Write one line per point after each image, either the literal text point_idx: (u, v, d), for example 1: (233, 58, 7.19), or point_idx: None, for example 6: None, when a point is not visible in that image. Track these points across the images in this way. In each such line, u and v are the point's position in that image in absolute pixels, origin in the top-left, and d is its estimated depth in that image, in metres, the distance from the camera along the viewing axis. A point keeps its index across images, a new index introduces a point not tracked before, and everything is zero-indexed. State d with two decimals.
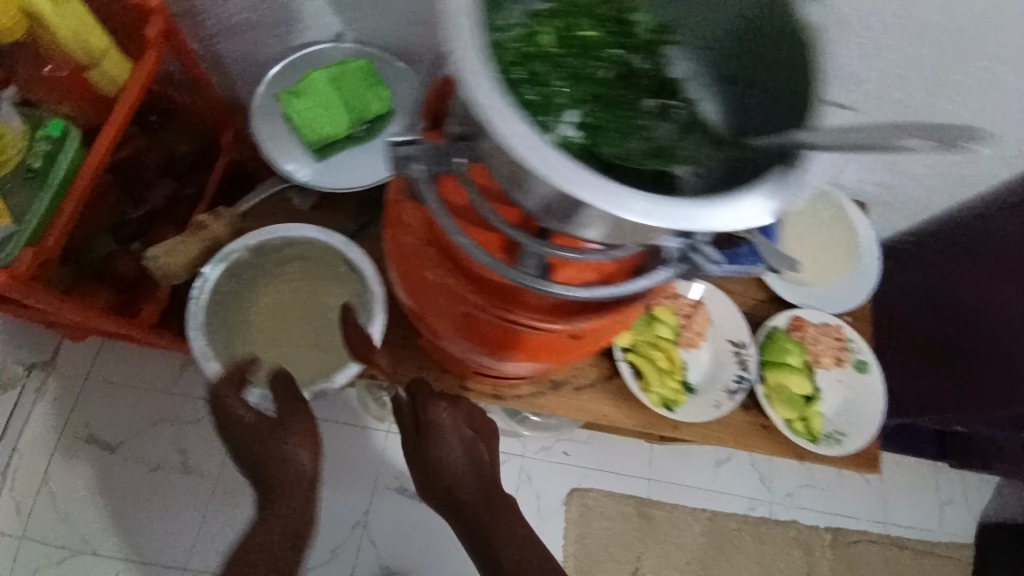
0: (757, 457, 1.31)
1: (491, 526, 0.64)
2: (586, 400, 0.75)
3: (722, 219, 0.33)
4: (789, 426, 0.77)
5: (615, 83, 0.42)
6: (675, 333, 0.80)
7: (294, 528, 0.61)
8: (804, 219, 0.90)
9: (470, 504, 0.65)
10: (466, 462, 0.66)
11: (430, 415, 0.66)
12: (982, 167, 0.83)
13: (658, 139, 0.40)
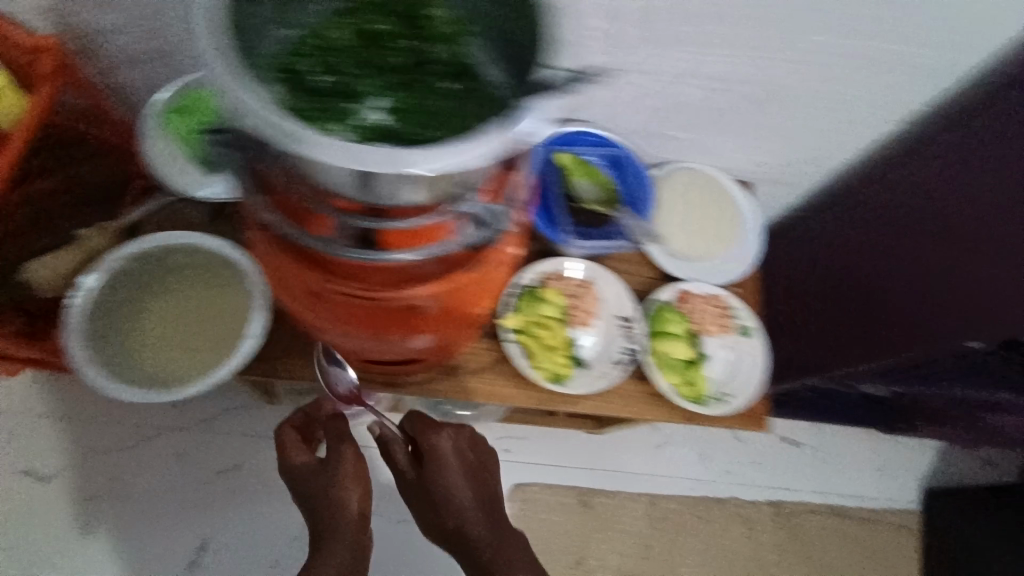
0: (696, 440, 1.36)
1: (494, 548, 0.73)
2: (479, 383, 0.79)
3: (461, 158, 0.38)
4: (677, 391, 0.81)
5: (405, 66, 0.46)
6: (564, 313, 0.82)
7: (348, 544, 0.73)
8: (690, 198, 0.95)
9: (472, 530, 0.74)
10: (467, 488, 0.76)
11: (431, 447, 0.77)
12: (840, 138, 0.90)
13: (437, 109, 0.44)
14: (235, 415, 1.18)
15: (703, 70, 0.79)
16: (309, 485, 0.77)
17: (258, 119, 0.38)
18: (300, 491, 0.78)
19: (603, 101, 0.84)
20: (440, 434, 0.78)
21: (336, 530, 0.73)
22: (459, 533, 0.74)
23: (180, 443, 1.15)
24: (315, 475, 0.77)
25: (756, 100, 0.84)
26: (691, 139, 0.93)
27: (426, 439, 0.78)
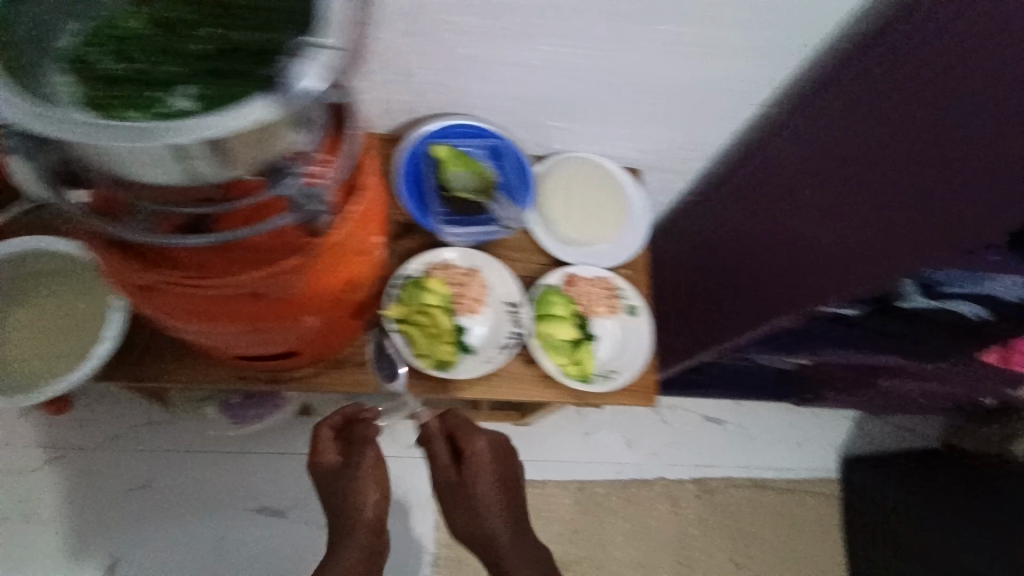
0: (621, 424, 1.40)
1: (504, 543, 0.88)
2: (365, 374, 0.81)
3: (223, 122, 0.40)
4: (563, 371, 0.85)
5: (198, 52, 0.47)
6: (449, 301, 0.83)
7: (366, 535, 0.89)
8: (578, 182, 0.97)
9: (490, 527, 0.88)
10: (492, 491, 0.88)
11: (474, 450, 0.88)
12: (707, 124, 0.95)
13: (215, 90, 0.45)
14: (162, 429, 1.19)
15: (562, 61, 0.81)
16: (343, 483, 0.89)
17: (19, 108, 0.41)
18: (330, 488, 0.90)
19: (478, 96, 0.87)
20: (478, 440, 0.88)
21: (356, 525, 0.89)
22: (477, 528, 0.89)
23: (108, 460, 1.15)
24: (339, 474, 0.89)
25: (622, 90, 0.88)
26: (572, 129, 0.96)
27: (467, 442, 0.88)
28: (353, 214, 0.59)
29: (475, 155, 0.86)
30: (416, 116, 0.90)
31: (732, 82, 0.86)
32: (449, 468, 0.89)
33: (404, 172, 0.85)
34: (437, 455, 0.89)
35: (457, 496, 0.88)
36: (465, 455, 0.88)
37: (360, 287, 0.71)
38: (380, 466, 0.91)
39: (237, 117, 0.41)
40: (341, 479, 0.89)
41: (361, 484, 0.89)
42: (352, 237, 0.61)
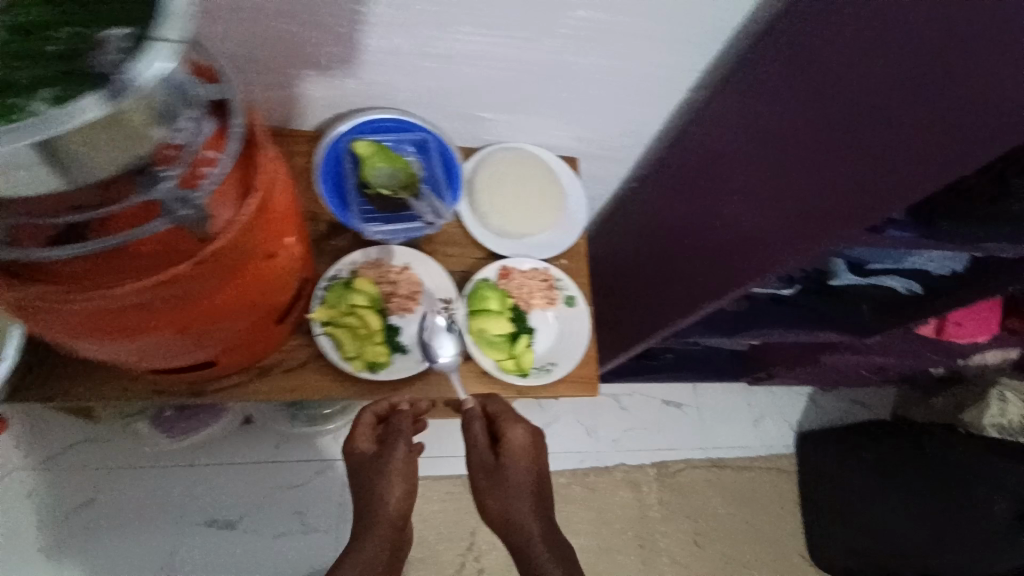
0: (579, 413, 1.40)
1: (546, 559, 0.68)
2: (294, 381, 0.78)
3: (53, 122, 0.38)
4: (500, 366, 0.84)
5: (50, 54, 0.44)
6: (378, 301, 0.82)
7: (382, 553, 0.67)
8: (513, 173, 0.96)
9: (531, 532, 0.70)
10: (531, 490, 0.73)
11: (512, 438, 0.74)
12: (639, 110, 0.95)
13: (63, 92, 0.42)
14: (107, 445, 1.16)
15: (484, 53, 0.80)
16: (365, 477, 0.71)
17: None
18: (354, 480, 0.72)
19: (402, 89, 0.85)
20: (518, 428, 0.75)
21: (374, 526, 0.68)
22: (514, 535, 0.71)
23: (45, 479, 1.11)
24: (370, 461, 0.72)
25: (550, 81, 0.87)
26: (504, 120, 0.95)
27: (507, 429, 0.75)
28: (248, 214, 0.56)
29: (400, 151, 0.85)
30: (341, 111, 0.88)
31: (660, 68, 0.86)
32: (487, 456, 0.74)
33: (326, 173, 0.82)
34: (475, 439, 0.75)
35: (493, 491, 0.72)
36: (500, 444, 0.75)
37: (273, 292, 0.69)
38: (413, 465, 0.72)
39: (73, 118, 0.38)
40: (364, 473, 0.71)
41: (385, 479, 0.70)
42: (251, 238, 0.58)
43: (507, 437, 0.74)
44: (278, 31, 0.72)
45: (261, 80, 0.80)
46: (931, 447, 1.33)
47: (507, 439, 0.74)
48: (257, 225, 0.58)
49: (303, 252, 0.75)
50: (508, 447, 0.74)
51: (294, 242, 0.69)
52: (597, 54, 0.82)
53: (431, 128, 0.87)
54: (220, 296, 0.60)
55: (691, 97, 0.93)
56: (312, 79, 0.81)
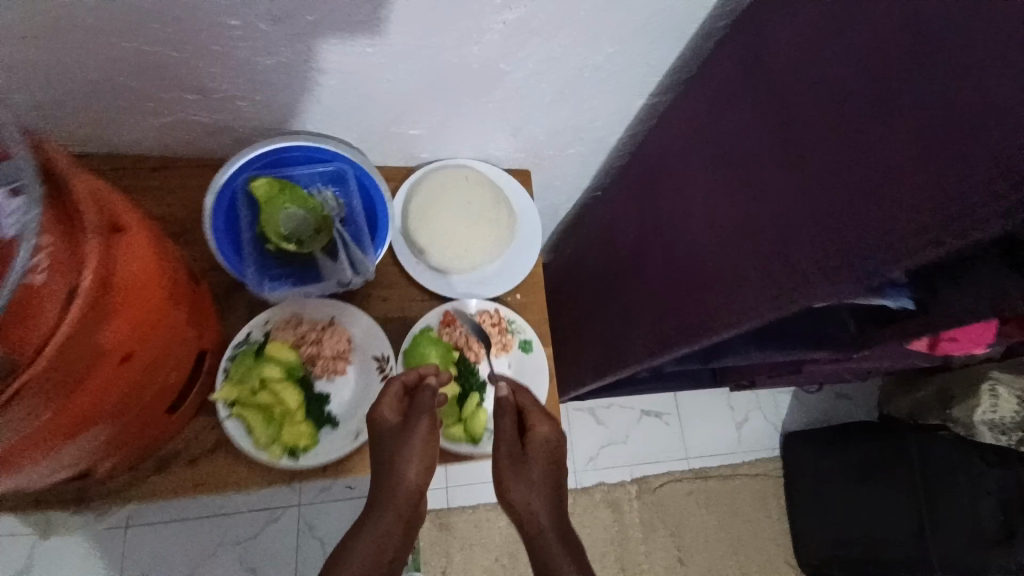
0: None
1: (563, 566, 0.54)
2: (200, 474, 0.67)
3: None
4: (447, 433, 0.73)
5: None
6: (299, 368, 0.70)
7: (387, 542, 0.57)
8: (454, 195, 0.82)
9: (550, 533, 0.58)
10: (553, 492, 0.62)
11: (540, 432, 0.66)
12: (593, 117, 0.82)
13: None
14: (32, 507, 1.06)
15: (394, 68, 0.67)
16: (384, 453, 0.63)
17: None
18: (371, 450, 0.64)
19: (310, 111, 0.72)
20: (544, 426, 0.67)
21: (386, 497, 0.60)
22: (531, 538, 0.58)
23: None
24: (391, 433, 0.64)
25: (484, 93, 0.73)
26: (439, 138, 0.82)
27: (534, 425, 0.67)
28: (76, 312, 0.45)
29: (310, 186, 0.71)
30: (244, 138, 0.75)
31: (614, 70, 0.73)
32: (513, 446, 0.64)
33: (219, 221, 0.68)
34: (504, 426, 0.66)
35: (513, 473, 0.62)
36: (524, 437, 0.66)
37: (154, 383, 0.58)
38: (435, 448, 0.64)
39: None
40: (382, 451, 0.63)
41: (404, 455, 0.62)
42: (91, 337, 0.47)
43: (536, 429, 0.66)
44: (141, 51, 0.59)
45: (140, 106, 0.67)
46: (918, 456, 1.25)
47: (533, 433, 0.66)
48: (97, 319, 0.48)
49: (199, 322, 0.64)
50: (535, 442, 0.65)
51: (177, 317, 0.59)
52: (531, 59, 0.68)
53: (347, 155, 0.74)
54: (83, 403, 0.50)
55: (652, 98, 0.81)
56: (199, 102, 0.68)
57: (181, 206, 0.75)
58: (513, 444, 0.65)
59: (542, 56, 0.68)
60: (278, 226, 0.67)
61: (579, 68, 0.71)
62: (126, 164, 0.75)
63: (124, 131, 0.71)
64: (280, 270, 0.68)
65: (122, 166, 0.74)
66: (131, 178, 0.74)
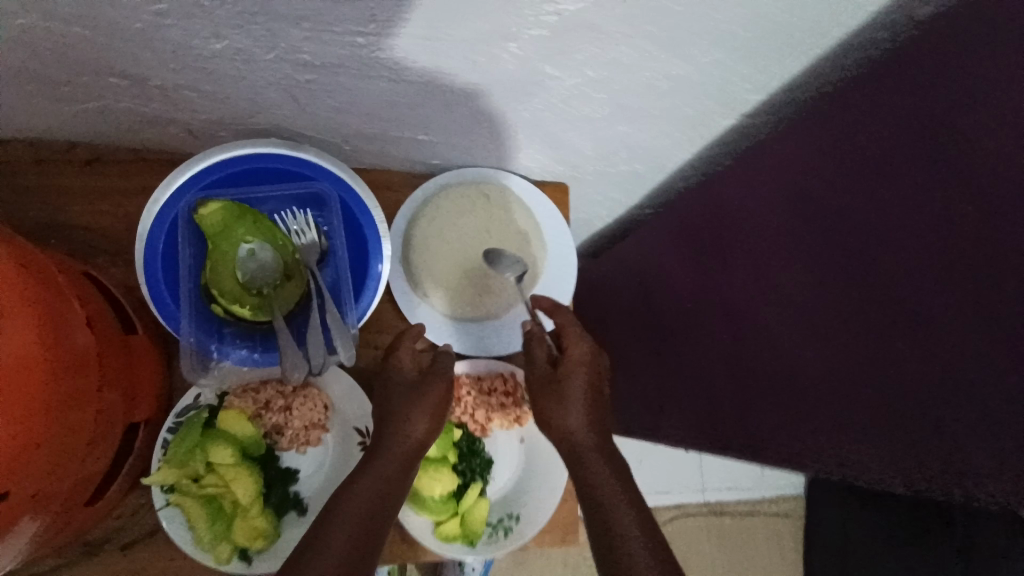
0: None
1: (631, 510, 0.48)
2: (140, 560, 0.55)
3: None
4: (438, 532, 0.59)
5: None
6: (259, 446, 0.56)
7: (387, 487, 0.51)
8: (464, 215, 0.64)
9: (608, 469, 0.51)
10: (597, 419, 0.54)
11: (573, 349, 0.56)
12: (661, 134, 0.61)
13: None
14: None
15: (395, 69, 0.47)
16: (393, 404, 0.55)
17: None
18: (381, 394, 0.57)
19: (280, 110, 0.52)
20: (583, 343, 0.57)
21: (387, 441, 0.53)
22: (580, 471, 0.51)
23: None
24: (403, 384, 0.56)
25: (519, 101, 0.53)
26: (454, 146, 0.61)
27: (570, 344, 0.57)
28: None
29: (280, 211, 0.55)
30: (199, 131, 0.56)
31: (704, 79, 0.52)
32: (548, 374, 0.56)
33: (155, 254, 0.51)
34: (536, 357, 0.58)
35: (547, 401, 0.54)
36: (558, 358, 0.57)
37: (62, 480, 0.44)
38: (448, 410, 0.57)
39: None
40: (395, 393, 0.56)
41: (414, 410, 0.55)
42: None
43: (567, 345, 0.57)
44: (31, 26, 0.40)
45: (49, 88, 0.48)
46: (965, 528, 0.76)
47: (569, 353, 0.56)
48: None
49: (128, 387, 0.49)
50: (570, 363, 0.56)
51: (86, 391, 0.44)
52: (589, 64, 0.48)
53: (333, 171, 0.56)
54: None
55: (743, 118, 0.61)
56: (129, 89, 0.49)
57: (122, 216, 0.58)
58: (545, 373, 0.56)
59: (606, 62, 0.48)
60: (231, 274, 0.51)
61: (656, 76, 0.50)
62: (48, 153, 0.57)
63: (35, 115, 0.52)
64: (232, 330, 0.52)
65: (42, 157, 0.57)
66: (55, 173, 0.57)
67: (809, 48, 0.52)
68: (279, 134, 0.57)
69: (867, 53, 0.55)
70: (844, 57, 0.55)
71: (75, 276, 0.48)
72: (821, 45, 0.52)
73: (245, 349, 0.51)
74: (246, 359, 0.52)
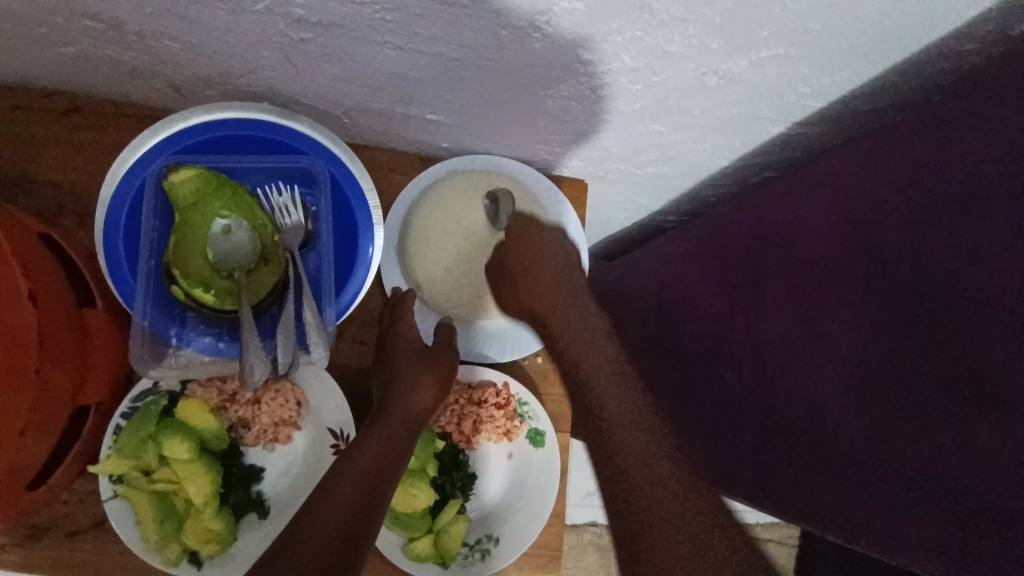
0: None
1: (673, 479, 0.45)
2: (86, 552, 0.50)
3: None
4: (408, 548, 0.55)
5: None
6: (221, 441, 0.51)
7: (388, 462, 0.47)
8: (456, 198, 0.57)
9: (643, 427, 0.49)
10: (570, 319, 0.58)
11: (520, 242, 0.58)
12: (701, 135, 0.54)
13: None
14: None
15: (406, 35, 0.40)
16: (394, 377, 0.52)
17: None
18: (382, 364, 0.53)
19: (274, 70, 0.45)
20: (537, 232, 0.59)
21: (388, 412, 0.50)
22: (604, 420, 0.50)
23: None
24: (404, 356, 0.52)
25: (543, 86, 0.46)
26: (466, 128, 0.55)
27: (522, 232, 0.58)
28: None
29: (263, 186, 0.50)
30: (185, 90, 0.48)
31: (757, 79, 0.46)
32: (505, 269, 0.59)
33: (119, 223, 0.47)
34: (493, 257, 0.59)
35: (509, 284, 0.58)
36: (512, 252, 0.58)
37: None
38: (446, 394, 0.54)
39: None
40: (398, 369, 0.52)
41: (419, 383, 0.51)
42: None
43: (513, 237, 0.58)
44: None
45: (14, 26, 0.41)
46: None
47: (521, 239, 0.58)
48: None
49: (78, 362, 0.43)
50: (525, 252, 0.58)
51: (25, 366, 0.37)
52: (633, 47, 0.41)
53: (327, 146, 0.51)
54: None
55: (794, 126, 0.54)
56: (104, 33, 0.41)
57: (94, 179, 0.51)
58: (504, 268, 0.58)
59: (651, 45, 0.41)
60: (201, 252, 0.46)
61: (707, 68, 0.43)
62: (24, 100, 0.50)
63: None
64: (196, 315, 0.47)
65: (18, 104, 0.49)
66: (31, 123, 0.50)
67: (883, 53, 0.44)
68: (272, 100, 0.49)
69: (947, 64, 0.48)
70: (919, 67, 0.47)
71: (23, 234, 0.41)
72: (899, 51, 0.44)
73: (210, 337, 0.47)
74: (210, 348, 0.47)
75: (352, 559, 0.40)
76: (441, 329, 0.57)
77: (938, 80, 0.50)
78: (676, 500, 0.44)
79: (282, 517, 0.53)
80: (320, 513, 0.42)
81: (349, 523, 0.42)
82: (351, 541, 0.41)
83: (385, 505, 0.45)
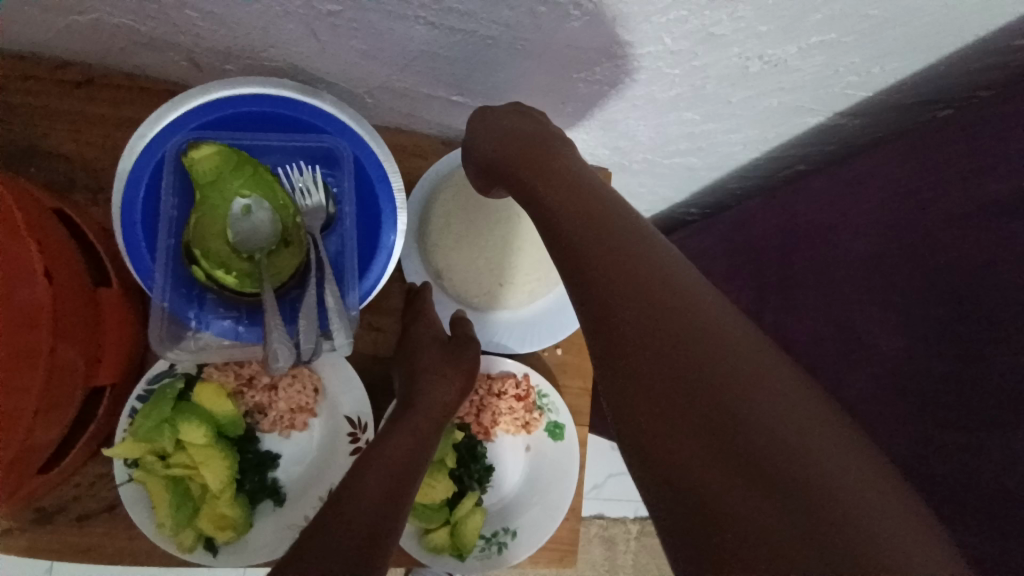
0: None
1: (793, 455, 0.31)
2: (97, 536, 0.49)
3: None
4: (425, 539, 0.54)
5: None
6: (237, 427, 0.50)
7: (412, 452, 0.46)
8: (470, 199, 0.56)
9: (748, 388, 0.33)
10: (595, 212, 0.41)
11: (502, 130, 0.46)
12: (734, 125, 0.52)
13: None
14: None
15: (440, 11, 0.38)
16: (417, 367, 0.51)
17: None
18: (404, 355, 0.52)
19: (298, 46, 0.43)
20: (502, 114, 0.47)
21: (410, 400, 0.50)
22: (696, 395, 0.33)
23: None
24: (426, 346, 0.52)
25: (576, 70, 0.45)
26: None
27: (488, 119, 0.47)
28: None
29: (284, 164, 0.48)
30: (203, 63, 0.46)
31: (803, 67, 0.44)
32: (490, 162, 0.48)
33: (135, 201, 0.46)
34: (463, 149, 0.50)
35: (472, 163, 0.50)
36: (488, 139, 0.47)
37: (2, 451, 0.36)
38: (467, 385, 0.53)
39: None
40: (419, 359, 0.51)
41: (441, 374, 0.51)
42: None
43: (480, 122, 0.47)
44: None
45: None
46: None
47: (484, 125, 0.47)
48: None
49: (93, 345, 0.42)
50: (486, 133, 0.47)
51: (38, 345, 0.36)
52: (677, 28, 0.39)
53: (351, 127, 0.49)
54: None
55: (835, 118, 0.52)
56: (123, 2, 0.39)
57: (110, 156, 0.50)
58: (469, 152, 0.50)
59: (695, 26, 0.39)
60: (220, 232, 0.44)
61: (749, 54, 0.42)
62: (36, 71, 0.47)
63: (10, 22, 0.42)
64: (215, 297, 0.46)
65: (30, 75, 0.47)
66: (44, 96, 0.48)
67: (935, 44, 0.43)
68: (293, 77, 0.48)
69: (999, 58, 0.46)
70: (970, 60, 0.46)
71: (34, 208, 0.39)
72: (951, 42, 0.43)
73: (229, 320, 0.46)
74: (229, 331, 0.46)
75: (380, 548, 0.39)
76: (462, 321, 0.56)
77: (987, 75, 0.48)
78: (801, 476, 0.30)
79: (302, 505, 0.52)
80: (346, 504, 0.41)
81: (374, 510, 0.41)
82: (376, 530, 0.40)
83: (409, 495, 0.44)
